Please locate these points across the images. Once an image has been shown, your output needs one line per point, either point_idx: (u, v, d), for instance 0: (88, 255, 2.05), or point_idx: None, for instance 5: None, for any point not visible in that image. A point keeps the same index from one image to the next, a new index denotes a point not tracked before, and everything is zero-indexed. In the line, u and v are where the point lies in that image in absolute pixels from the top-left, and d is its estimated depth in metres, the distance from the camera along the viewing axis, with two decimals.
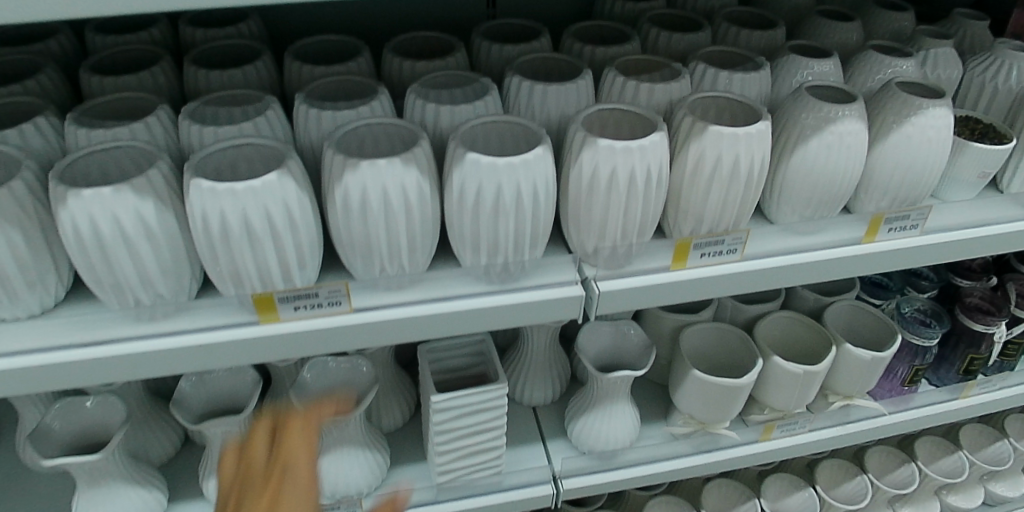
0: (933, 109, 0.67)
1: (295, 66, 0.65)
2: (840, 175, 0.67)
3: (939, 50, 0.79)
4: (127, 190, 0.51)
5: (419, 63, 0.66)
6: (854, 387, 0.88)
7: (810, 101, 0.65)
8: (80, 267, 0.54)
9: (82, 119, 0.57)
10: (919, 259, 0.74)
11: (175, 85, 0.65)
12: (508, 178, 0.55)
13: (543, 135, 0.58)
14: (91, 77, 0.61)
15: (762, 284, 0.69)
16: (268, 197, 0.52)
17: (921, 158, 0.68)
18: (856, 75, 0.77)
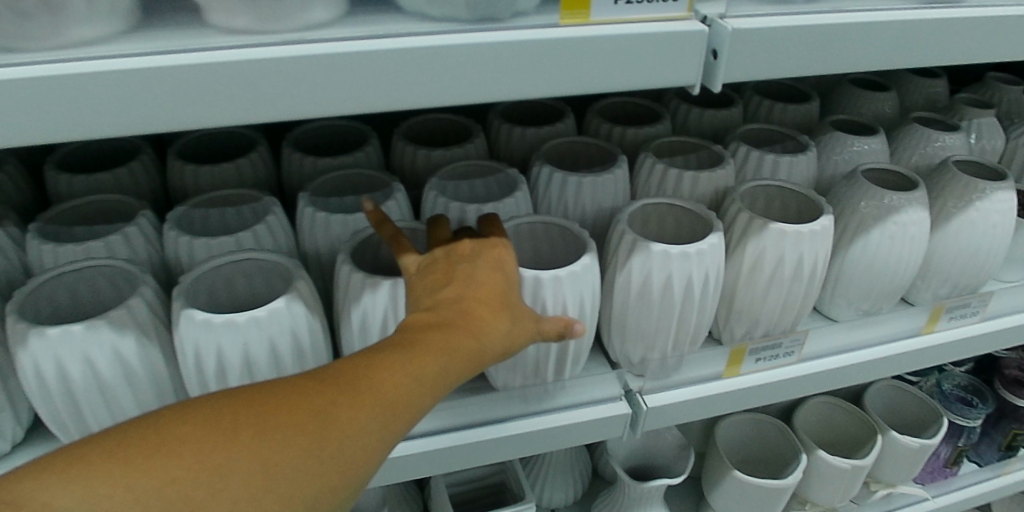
0: (995, 193, 0.62)
1: (296, 158, 0.57)
2: (902, 266, 0.61)
3: (983, 120, 0.75)
4: (104, 326, 0.42)
5: (435, 151, 0.60)
6: (899, 476, 0.82)
7: (868, 188, 0.60)
8: (44, 414, 0.45)
9: (48, 231, 0.49)
10: (980, 348, 0.68)
11: (157, 181, 0.56)
12: (551, 295, 0.48)
13: (589, 240, 0.50)
14: (58, 177, 0.53)
15: (819, 386, 0.62)
16: (274, 328, 0.44)
17: (984, 244, 0.63)
18: (899, 151, 0.73)
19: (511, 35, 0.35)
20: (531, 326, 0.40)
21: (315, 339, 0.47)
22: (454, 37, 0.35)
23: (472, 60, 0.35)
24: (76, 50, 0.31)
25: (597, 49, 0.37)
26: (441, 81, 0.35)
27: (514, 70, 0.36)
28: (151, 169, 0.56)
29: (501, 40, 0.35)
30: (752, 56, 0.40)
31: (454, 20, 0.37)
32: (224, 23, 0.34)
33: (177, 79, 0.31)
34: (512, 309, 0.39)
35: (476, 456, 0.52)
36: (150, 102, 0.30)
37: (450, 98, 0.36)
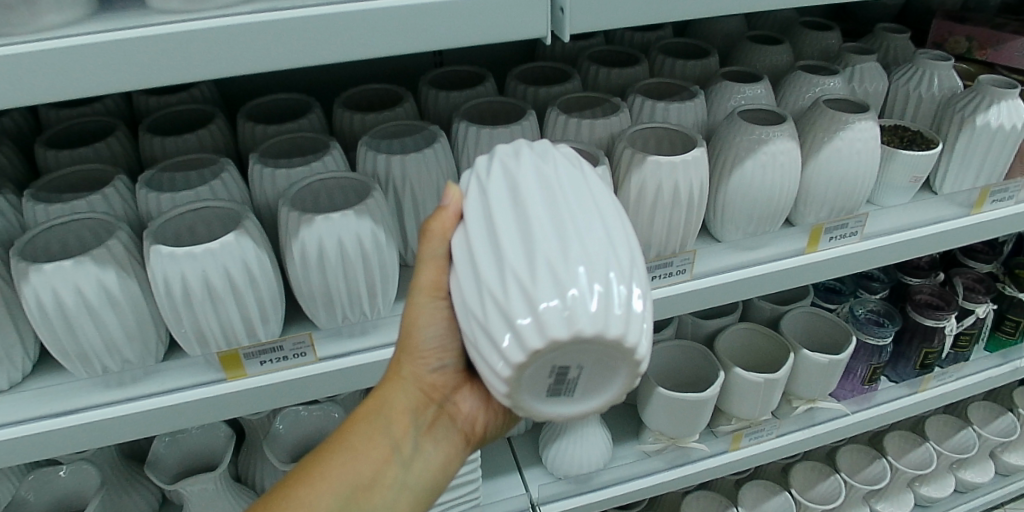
0: (858, 123, 0.71)
1: (248, 126, 0.67)
2: (777, 191, 0.70)
3: (864, 64, 0.85)
4: (89, 261, 0.52)
5: (368, 115, 0.69)
6: (815, 391, 0.91)
7: (743, 125, 0.69)
8: (45, 340, 0.54)
9: (41, 194, 0.58)
10: (865, 263, 0.78)
11: (131, 153, 0.66)
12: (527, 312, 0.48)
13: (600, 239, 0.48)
14: (47, 152, 0.63)
15: (717, 300, 0.72)
16: (226, 258, 0.54)
17: (853, 169, 0.73)
18: (788, 95, 0.82)
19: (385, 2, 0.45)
20: (424, 290, 0.48)
21: (265, 269, 0.57)
22: (342, 6, 0.45)
23: (357, 25, 0.45)
24: (47, 30, 0.43)
25: (460, 8, 0.46)
26: (332, 40, 0.45)
27: (392, 30, 0.46)
28: (125, 144, 0.66)
29: (380, 6, 0.45)
30: (593, 6, 0.49)
31: None
32: (163, 6, 0.45)
33: (128, 46, 0.42)
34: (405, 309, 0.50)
35: None
36: (116, 66, 0.42)
37: (344, 53, 0.46)
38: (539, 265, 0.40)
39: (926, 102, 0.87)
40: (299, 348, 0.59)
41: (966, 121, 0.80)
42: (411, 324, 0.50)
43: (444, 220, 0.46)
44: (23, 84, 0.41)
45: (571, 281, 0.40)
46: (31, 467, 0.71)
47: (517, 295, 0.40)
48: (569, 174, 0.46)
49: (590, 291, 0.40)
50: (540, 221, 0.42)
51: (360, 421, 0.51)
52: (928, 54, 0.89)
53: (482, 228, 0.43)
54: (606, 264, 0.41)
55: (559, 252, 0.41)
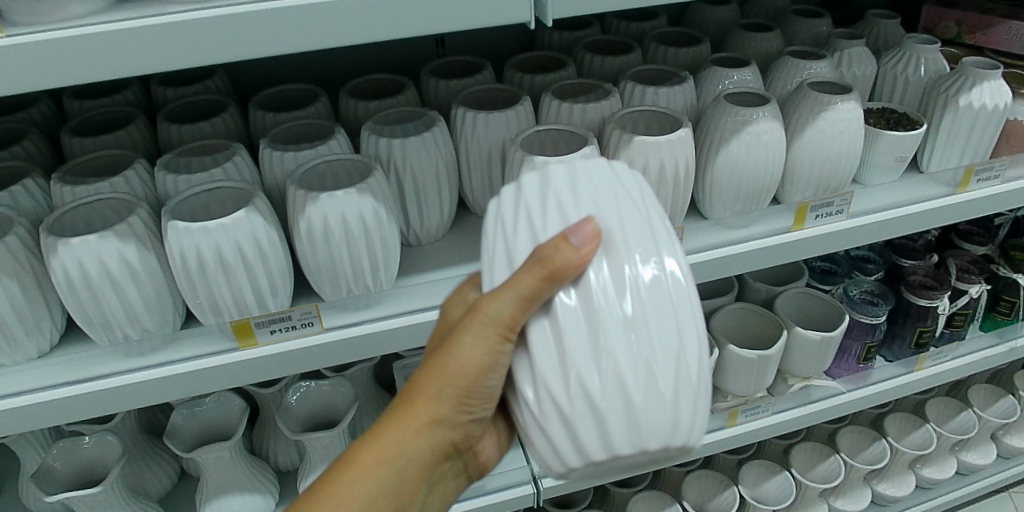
0: (841, 104, 0.74)
1: (259, 115, 0.71)
2: (762, 170, 0.73)
3: (852, 50, 0.88)
4: (112, 235, 0.56)
5: (372, 103, 0.73)
6: (809, 369, 0.94)
7: (728, 107, 0.72)
8: (72, 310, 0.58)
9: (67, 177, 0.62)
10: (852, 240, 0.80)
11: (149, 141, 0.71)
12: None
13: None
14: (72, 139, 0.67)
15: (707, 275, 0.74)
16: (238, 233, 0.58)
17: (837, 148, 0.75)
18: (777, 80, 0.85)
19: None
20: (494, 325, 0.42)
21: (274, 244, 0.61)
22: None
23: (354, 11, 0.49)
24: (74, 20, 0.48)
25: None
26: (331, 26, 0.50)
27: (388, 15, 0.50)
28: (144, 132, 0.70)
29: None
30: None
31: None
32: None
33: (150, 32, 0.47)
34: (460, 339, 0.44)
35: (411, 336, 0.66)
36: (139, 51, 0.47)
37: (342, 36, 0.50)
38: (638, 366, 0.40)
39: (912, 85, 0.89)
40: (306, 318, 0.63)
41: (950, 101, 0.83)
42: (470, 366, 0.43)
43: (569, 262, 0.39)
44: (61, 65, 0.47)
45: (637, 392, 0.40)
46: (58, 437, 0.75)
47: (615, 395, 0.40)
48: (636, 226, 0.42)
49: (686, 398, 0.41)
50: (641, 309, 0.41)
51: (368, 465, 0.45)
52: (915, 38, 0.91)
53: (572, 303, 0.41)
54: (699, 365, 0.42)
55: (631, 356, 0.40)
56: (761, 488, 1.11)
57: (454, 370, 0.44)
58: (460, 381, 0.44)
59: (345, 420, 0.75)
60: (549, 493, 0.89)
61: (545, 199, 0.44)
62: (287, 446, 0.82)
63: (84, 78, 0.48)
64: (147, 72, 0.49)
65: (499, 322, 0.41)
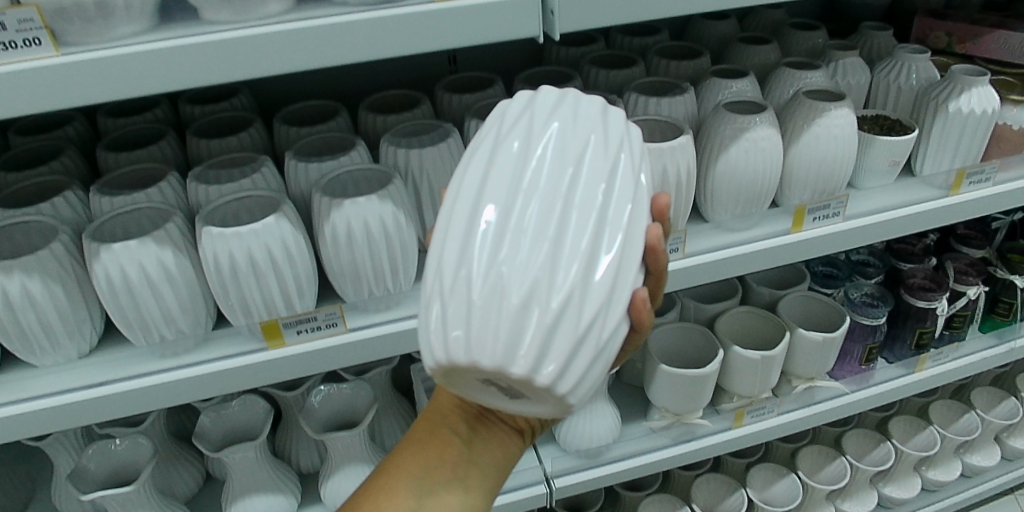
0: (834, 111, 0.78)
1: (284, 129, 0.75)
2: (761, 175, 0.77)
3: (846, 60, 0.92)
4: (151, 241, 0.60)
5: (390, 117, 0.77)
6: (813, 369, 0.96)
7: (727, 114, 0.76)
8: (112, 312, 0.62)
9: (105, 189, 0.66)
10: (849, 241, 0.83)
11: (180, 156, 0.75)
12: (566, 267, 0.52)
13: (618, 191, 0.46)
14: (108, 155, 0.71)
15: (710, 276, 0.78)
16: (268, 237, 0.61)
17: (833, 153, 0.79)
18: (774, 89, 0.88)
19: (396, 10, 0.55)
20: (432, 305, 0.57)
21: (300, 248, 0.64)
22: (366, 14, 0.54)
23: (373, 29, 0.55)
24: (122, 40, 0.53)
25: (463, 17, 0.56)
26: (354, 41, 0.55)
27: (407, 31, 0.55)
28: (175, 146, 0.74)
29: (396, 14, 0.55)
30: (578, 10, 0.59)
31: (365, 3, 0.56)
32: (215, 18, 0.55)
33: (195, 50, 0.52)
34: None
35: None
36: (184, 67, 0.52)
37: (366, 51, 0.56)
38: (488, 276, 0.41)
39: (905, 93, 0.93)
40: (331, 319, 0.66)
41: (940, 107, 0.87)
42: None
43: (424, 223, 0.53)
44: (112, 79, 0.51)
45: (451, 300, 0.42)
46: (90, 440, 0.78)
47: (435, 306, 0.42)
48: (510, 154, 0.46)
49: (524, 327, 0.40)
50: (488, 229, 0.43)
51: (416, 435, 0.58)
52: (906, 48, 0.96)
53: (438, 224, 0.46)
54: (556, 305, 0.41)
55: (456, 267, 0.42)
56: (769, 490, 1.13)
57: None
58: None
59: (365, 421, 0.78)
60: (561, 493, 0.91)
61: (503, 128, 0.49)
62: (309, 448, 0.85)
63: (131, 92, 0.52)
64: (190, 85, 0.53)
65: None
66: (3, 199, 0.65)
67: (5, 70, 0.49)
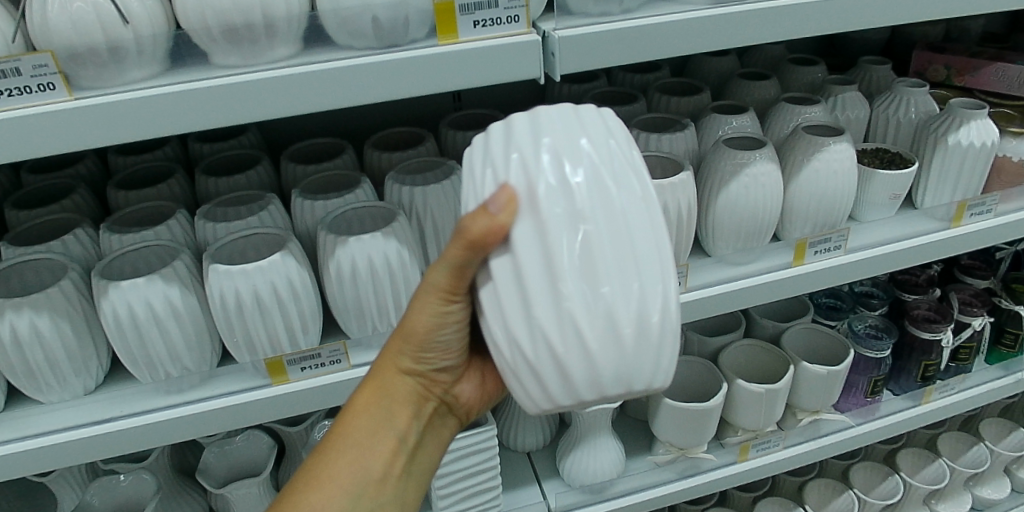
0: (834, 146, 0.79)
1: (290, 167, 0.77)
2: (762, 210, 0.78)
3: (845, 95, 0.93)
4: (158, 279, 0.61)
5: (396, 154, 0.78)
6: (818, 403, 0.96)
7: (727, 150, 0.77)
8: (119, 349, 0.62)
9: (115, 226, 0.67)
10: (851, 274, 0.84)
11: (189, 193, 0.76)
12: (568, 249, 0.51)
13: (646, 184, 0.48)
14: (118, 193, 0.72)
15: (714, 310, 0.78)
16: (274, 274, 0.62)
17: (833, 187, 0.80)
18: (773, 124, 0.89)
19: (401, 54, 0.56)
20: (438, 294, 0.50)
21: (305, 285, 0.65)
22: (370, 58, 0.56)
23: (379, 72, 0.56)
24: (134, 83, 0.54)
25: (465, 60, 0.58)
26: (361, 84, 0.56)
27: (411, 74, 0.57)
28: (184, 184, 0.76)
29: (399, 57, 0.56)
30: (578, 52, 0.61)
31: (370, 47, 0.58)
32: (224, 62, 0.56)
33: (205, 94, 0.53)
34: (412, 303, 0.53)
35: None
36: (194, 110, 0.53)
37: (370, 93, 0.57)
38: (596, 320, 0.44)
39: (904, 126, 0.94)
40: (335, 356, 0.67)
41: (940, 140, 0.88)
42: (419, 329, 0.53)
43: (483, 226, 0.43)
44: (123, 122, 0.52)
45: (565, 352, 0.44)
46: (93, 476, 0.78)
47: (546, 359, 0.44)
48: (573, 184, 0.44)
49: (641, 354, 0.45)
50: (581, 273, 0.43)
51: (359, 413, 0.55)
52: (903, 82, 0.97)
53: (515, 271, 0.44)
54: (658, 324, 0.45)
55: (561, 317, 0.43)
56: None
57: (399, 325, 0.54)
58: (410, 336, 0.54)
59: None
60: None
61: (520, 146, 0.46)
62: None
63: (142, 134, 0.53)
64: (199, 127, 0.54)
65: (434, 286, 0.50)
66: (15, 237, 0.66)
67: (20, 115, 0.51)
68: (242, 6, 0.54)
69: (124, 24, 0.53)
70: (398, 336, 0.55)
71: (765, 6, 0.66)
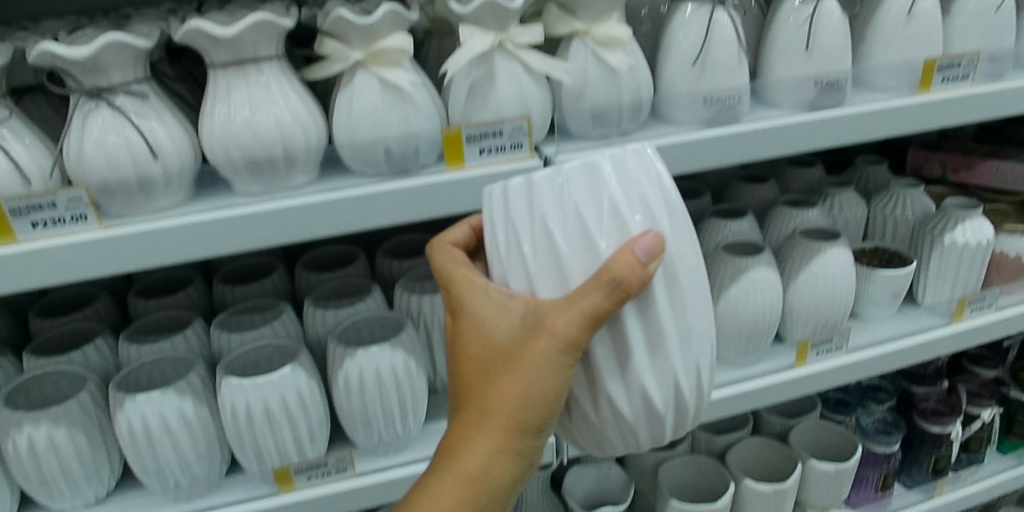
0: (830, 251, 0.81)
1: (304, 275, 0.79)
2: (762, 314, 0.79)
3: (841, 194, 0.92)
4: (172, 392, 0.62)
5: (403, 262, 0.79)
6: (828, 500, 0.94)
7: (726, 256, 0.79)
8: (131, 460, 0.63)
9: (134, 336, 0.69)
10: (853, 375, 0.85)
11: (205, 300, 0.78)
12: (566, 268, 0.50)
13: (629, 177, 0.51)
14: (138, 301, 0.75)
15: (717, 412, 0.79)
16: (283, 386, 0.63)
17: (832, 291, 0.81)
18: (772, 227, 0.91)
19: (412, 183, 0.60)
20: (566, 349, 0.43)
21: (314, 396, 0.66)
22: (383, 188, 0.60)
23: (391, 199, 0.60)
24: (160, 211, 0.58)
25: (471, 187, 0.61)
26: (374, 211, 0.60)
27: (422, 202, 0.61)
28: (202, 293, 0.78)
29: (409, 185, 0.60)
30: None
31: (382, 173, 0.62)
32: (246, 189, 0.60)
33: (226, 223, 0.56)
34: (519, 360, 0.44)
35: None
36: (217, 237, 0.57)
37: (383, 218, 0.61)
38: (704, 349, 0.48)
39: (901, 225, 0.96)
40: (341, 464, 0.68)
41: (936, 239, 0.90)
42: (540, 391, 0.44)
43: (632, 280, 0.41)
44: (149, 250, 0.56)
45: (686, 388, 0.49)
46: None
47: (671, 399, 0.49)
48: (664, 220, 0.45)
49: None
50: (690, 316, 0.47)
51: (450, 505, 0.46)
52: (899, 182, 0.99)
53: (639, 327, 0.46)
54: None
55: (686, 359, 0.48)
56: None
57: (504, 393, 0.45)
58: (522, 405, 0.45)
59: None
60: None
61: (602, 196, 0.45)
62: None
63: (165, 258, 0.57)
64: (219, 251, 0.58)
65: (567, 338, 0.42)
66: (37, 345, 0.68)
67: (54, 245, 0.54)
68: (265, 142, 0.58)
69: (154, 160, 0.56)
70: (503, 405, 0.45)
71: (757, 126, 0.69)
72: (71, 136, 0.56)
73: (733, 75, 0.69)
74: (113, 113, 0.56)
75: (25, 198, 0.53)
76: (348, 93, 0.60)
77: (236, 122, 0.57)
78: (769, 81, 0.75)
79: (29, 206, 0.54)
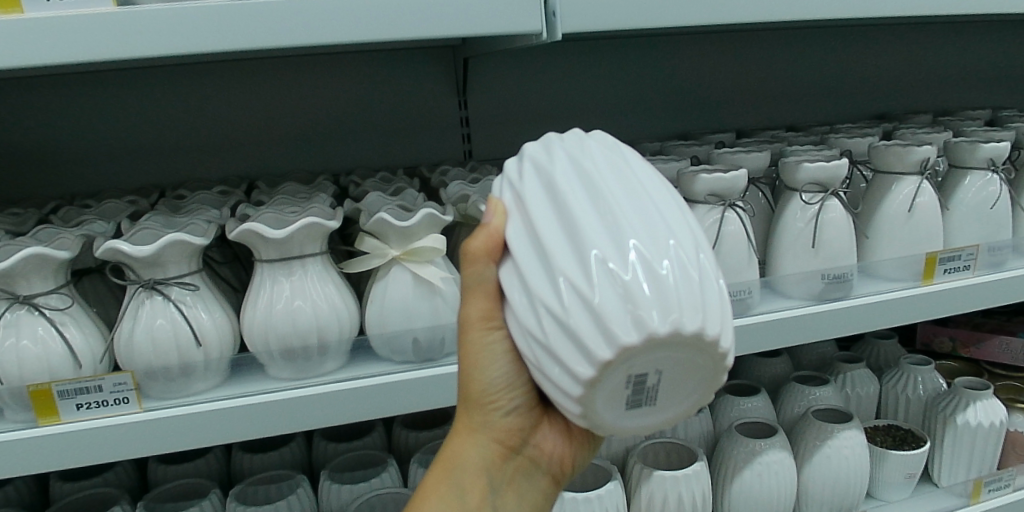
0: (843, 432, 0.81)
1: (321, 444, 0.81)
2: (777, 497, 0.79)
3: (852, 373, 0.94)
4: None
5: (420, 435, 0.81)
6: None
7: (740, 437, 0.80)
8: None
9: (150, 505, 0.69)
10: None
11: (222, 468, 0.79)
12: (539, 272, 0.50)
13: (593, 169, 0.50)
14: (158, 467, 0.76)
15: None
16: None
17: (846, 474, 0.81)
18: (784, 405, 0.92)
19: (436, 372, 0.63)
20: (473, 324, 0.46)
21: None
22: (408, 376, 0.62)
23: (416, 387, 0.62)
24: (197, 393, 0.60)
25: None
26: (399, 399, 0.62)
27: (445, 390, 0.63)
28: (221, 460, 0.80)
29: (433, 374, 0.63)
30: None
31: (408, 360, 0.64)
32: (278, 374, 0.62)
33: (257, 408, 0.59)
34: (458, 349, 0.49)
35: None
36: (247, 421, 0.59)
37: (407, 403, 0.63)
38: (604, 251, 0.39)
39: (914, 402, 0.96)
40: None
41: (948, 419, 0.90)
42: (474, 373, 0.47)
43: (484, 240, 0.44)
44: (181, 432, 0.57)
45: (594, 295, 0.38)
46: None
47: (580, 313, 0.38)
48: (542, 166, 0.45)
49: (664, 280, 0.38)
50: (575, 224, 0.40)
51: (431, 488, 0.48)
52: (909, 359, 1.01)
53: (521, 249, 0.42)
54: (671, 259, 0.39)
55: (587, 270, 0.39)
56: None
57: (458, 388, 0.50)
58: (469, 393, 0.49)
59: None
60: None
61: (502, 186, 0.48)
62: None
63: (194, 441, 0.58)
64: (247, 434, 0.59)
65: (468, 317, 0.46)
66: None
67: (93, 428, 0.56)
68: (301, 331, 0.61)
69: (198, 347, 0.60)
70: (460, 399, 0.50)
71: (766, 318, 0.72)
72: (124, 323, 0.60)
73: (743, 272, 0.73)
74: (166, 302, 0.60)
75: (73, 382, 0.56)
76: (382, 286, 0.64)
77: (276, 309, 0.61)
78: (779, 274, 0.79)
79: (75, 390, 0.56)
